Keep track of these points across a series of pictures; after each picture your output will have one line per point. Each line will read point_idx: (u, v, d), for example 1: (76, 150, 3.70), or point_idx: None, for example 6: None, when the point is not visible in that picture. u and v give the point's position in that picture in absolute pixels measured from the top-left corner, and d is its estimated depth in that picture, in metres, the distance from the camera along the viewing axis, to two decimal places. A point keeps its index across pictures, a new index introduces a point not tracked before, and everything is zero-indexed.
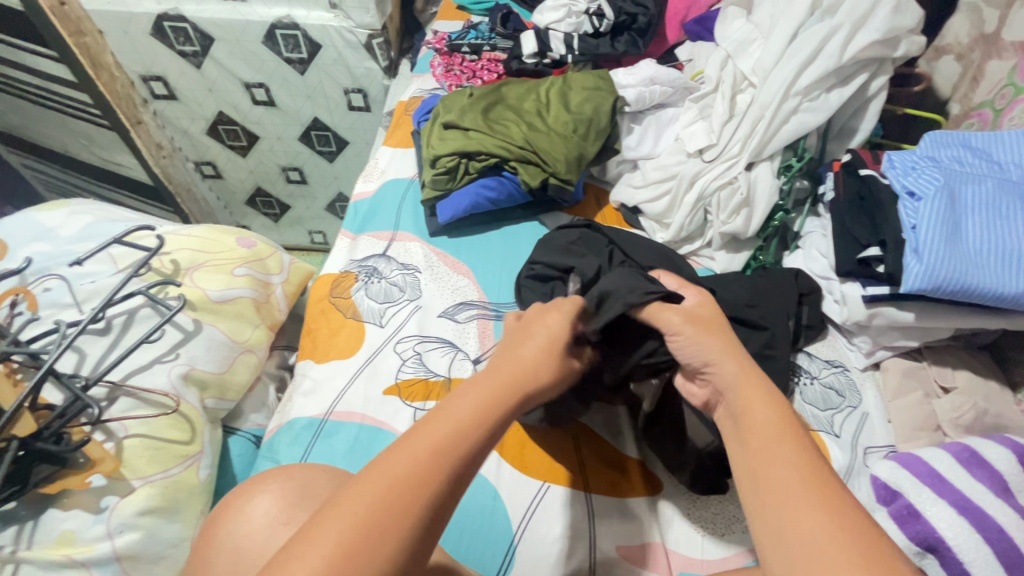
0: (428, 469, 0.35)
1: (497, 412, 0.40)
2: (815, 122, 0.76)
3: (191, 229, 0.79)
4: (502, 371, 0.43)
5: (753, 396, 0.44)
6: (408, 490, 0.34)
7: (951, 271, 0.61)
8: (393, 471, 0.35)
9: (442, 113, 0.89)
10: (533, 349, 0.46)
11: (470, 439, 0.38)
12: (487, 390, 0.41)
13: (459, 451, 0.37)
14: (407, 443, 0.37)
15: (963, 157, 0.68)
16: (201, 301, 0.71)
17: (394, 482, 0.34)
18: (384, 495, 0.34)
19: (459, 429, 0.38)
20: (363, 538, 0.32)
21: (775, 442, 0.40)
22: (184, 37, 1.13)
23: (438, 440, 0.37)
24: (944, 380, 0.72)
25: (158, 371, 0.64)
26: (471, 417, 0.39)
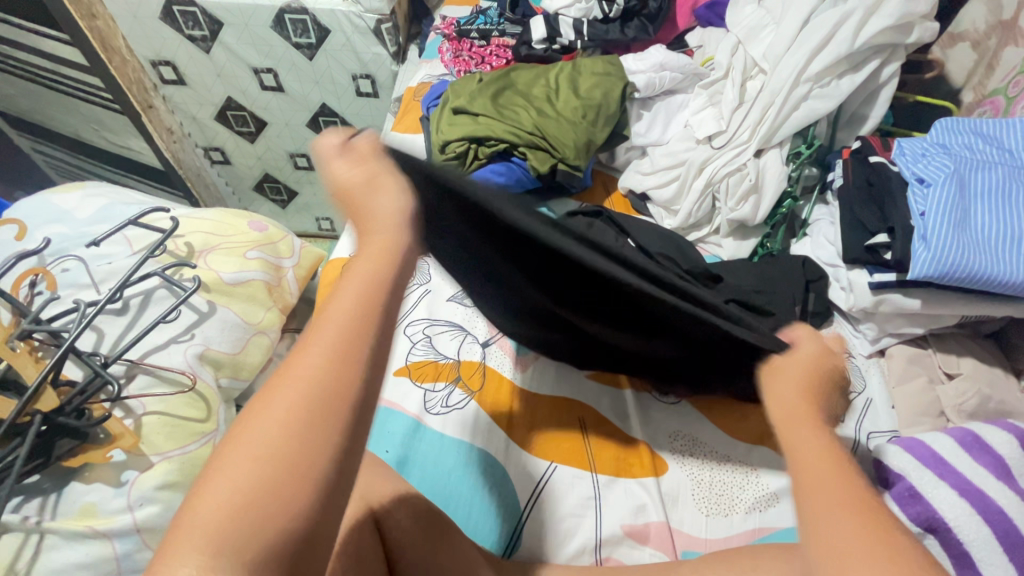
0: (331, 351, 0.35)
1: (382, 291, 0.38)
2: (826, 109, 0.76)
3: (204, 212, 0.80)
4: (369, 252, 0.40)
5: (801, 428, 0.43)
6: (315, 383, 0.34)
7: (959, 257, 0.61)
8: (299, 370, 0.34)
9: (451, 98, 0.88)
10: (393, 201, 0.43)
11: (370, 312, 0.37)
12: (361, 262, 0.39)
13: (349, 351, 0.35)
14: (300, 357, 0.35)
15: (974, 145, 0.68)
16: (216, 283, 0.72)
17: (291, 399, 0.33)
18: (284, 413, 0.33)
19: (352, 306, 0.37)
20: (283, 430, 0.32)
21: (824, 467, 0.40)
22: (193, 21, 1.13)
23: (333, 346, 0.35)
24: (948, 367, 0.73)
25: (174, 350, 0.66)
26: (366, 290, 0.38)
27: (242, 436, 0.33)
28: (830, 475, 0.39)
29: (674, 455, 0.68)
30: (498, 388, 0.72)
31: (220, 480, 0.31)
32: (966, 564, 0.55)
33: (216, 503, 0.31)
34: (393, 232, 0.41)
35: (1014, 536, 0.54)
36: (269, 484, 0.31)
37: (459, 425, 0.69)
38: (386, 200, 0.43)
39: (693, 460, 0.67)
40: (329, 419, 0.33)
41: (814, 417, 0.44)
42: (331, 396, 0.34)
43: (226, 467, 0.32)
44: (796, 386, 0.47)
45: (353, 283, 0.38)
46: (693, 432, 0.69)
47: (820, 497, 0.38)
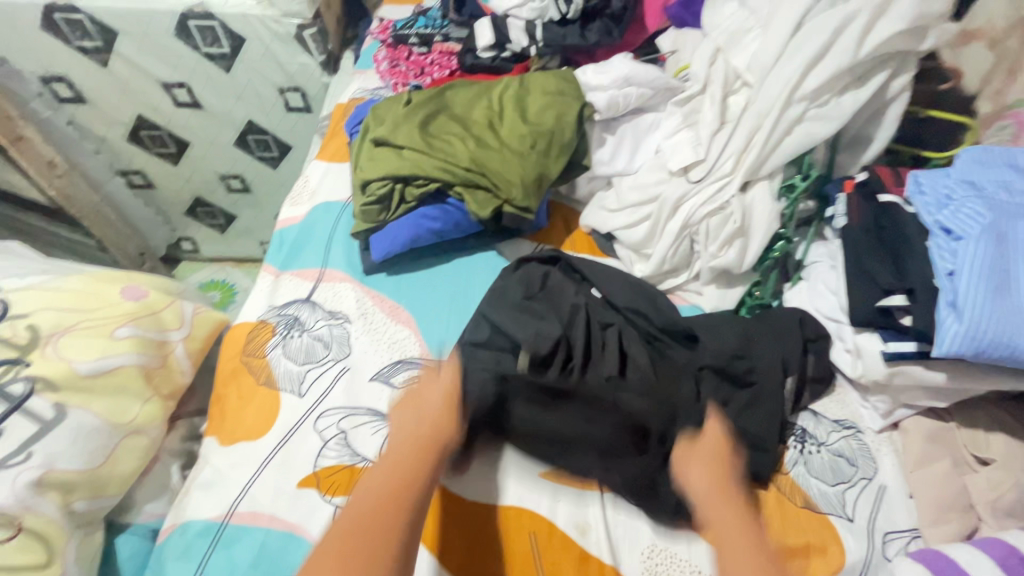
0: (376, 513, 0.47)
1: (423, 467, 0.51)
2: (825, 133, 0.62)
3: (63, 280, 0.64)
4: (410, 443, 0.52)
5: (727, 527, 0.47)
6: (352, 534, 0.46)
7: (1000, 334, 0.49)
8: (356, 513, 0.47)
9: (372, 126, 0.73)
10: (440, 402, 0.55)
11: (403, 498, 0.48)
12: (413, 443, 0.52)
13: (404, 504, 0.48)
14: (374, 481, 0.50)
15: (1013, 184, 0.54)
16: (66, 377, 0.57)
17: (372, 507, 0.48)
18: (367, 526, 0.46)
19: (403, 476, 0.50)
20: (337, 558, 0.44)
21: (727, 518, 0.47)
22: (81, 31, 0.96)
23: (397, 483, 0.49)
24: (978, 450, 0.60)
25: (1, 479, 0.51)
26: (405, 474, 0.50)
27: (316, 565, 0.44)
28: (712, 496, 0.49)
29: None
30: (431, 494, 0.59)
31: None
32: None
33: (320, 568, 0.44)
34: (436, 430, 0.53)
35: None
36: (352, 549, 0.45)
37: None
38: (431, 384, 0.57)
39: None
40: (393, 544, 0.46)
41: (734, 513, 0.48)
42: (375, 525, 0.46)
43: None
44: (706, 470, 0.51)
45: (400, 456, 0.51)
46: (673, 548, 0.55)
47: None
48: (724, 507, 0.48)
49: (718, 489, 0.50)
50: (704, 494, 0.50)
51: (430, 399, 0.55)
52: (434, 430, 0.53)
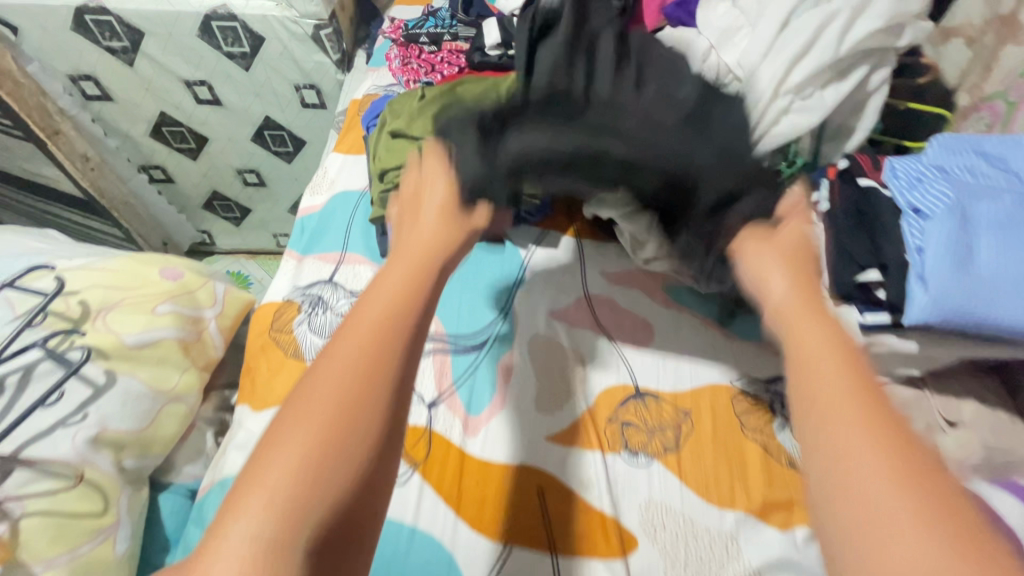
0: (380, 324, 0.37)
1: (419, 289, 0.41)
2: (809, 124, 0.67)
3: (107, 260, 0.70)
4: (412, 258, 0.44)
5: (806, 306, 0.39)
6: (363, 351, 0.36)
7: (961, 304, 0.54)
8: (343, 347, 0.36)
9: (388, 119, 0.78)
10: (436, 217, 0.48)
11: (399, 317, 0.38)
12: (412, 256, 0.44)
13: (406, 304, 0.39)
14: (374, 287, 0.41)
15: (975, 168, 0.59)
16: (115, 347, 0.62)
17: (364, 329, 0.37)
18: (356, 345, 0.36)
19: (409, 267, 0.43)
20: (336, 402, 0.34)
21: (816, 352, 0.36)
22: (110, 32, 1.01)
23: (397, 288, 0.41)
24: (949, 414, 0.65)
25: (62, 436, 0.56)
26: (404, 287, 0.41)
27: (294, 415, 0.33)
28: (831, 380, 0.33)
29: (647, 530, 0.60)
30: (446, 454, 0.64)
31: (250, 502, 0.30)
32: None
33: (276, 476, 0.31)
34: (433, 245, 0.46)
35: None
36: (316, 474, 0.31)
37: (401, 504, 0.60)
38: (434, 221, 0.48)
39: (665, 533, 0.59)
40: (393, 354, 0.36)
41: (813, 314, 0.39)
42: (355, 415, 0.33)
43: (274, 452, 0.32)
44: (785, 271, 0.43)
45: (401, 270, 0.42)
46: (666, 501, 0.61)
47: (821, 361, 0.35)
48: (838, 376, 0.34)
49: (800, 293, 0.41)
50: (784, 303, 0.41)
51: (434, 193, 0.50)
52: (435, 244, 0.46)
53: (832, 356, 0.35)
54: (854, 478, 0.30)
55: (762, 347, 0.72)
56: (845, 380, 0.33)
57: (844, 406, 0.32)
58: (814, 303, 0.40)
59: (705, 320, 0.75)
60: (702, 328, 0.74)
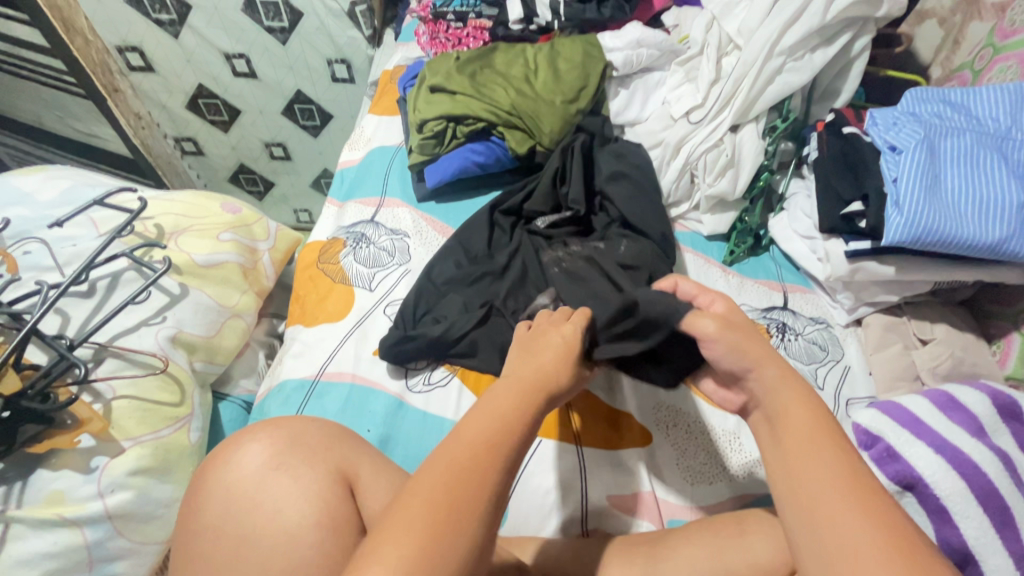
0: (475, 450, 0.38)
1: (528, 407, 0.42)
2: (800, 82, 0.77)
3: (175, 194, 0.78)
4: (525, 376, 0.45)
5: (790, 399, 0.43)
6: (460, 464, 0.37)
7: (932, 223, 0.62)
8: (443, 459, 0.38)
9: (428, 77, 0.87)
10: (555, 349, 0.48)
11: (504, 440, 0.39)
12: (522, 376, 0.45)
13: (516, 419, 0.41)
14: (475, 416, 0.41)
15: (943, 113, 0.69)
16: (187, 264, 0.70)
17: (467, 446, 0.38)
18: (464, 453, 0.38)
19: (522, 392, 0.43)
20: (437, 504, 0.35)
21: (806, 433, 0.41)
22: (160, 4, 1.10)
23: (503, 415, 0.41)
24: (922, 333, 0.74)
25: (145, 333, 0.64)
26: (517, 400, 0.42)
27: (394, 521, 0.35)
28: (822, 484, 0.38)
29: (662, 430, 0.67)
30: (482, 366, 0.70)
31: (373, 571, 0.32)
32: (942, 520, 0.56)
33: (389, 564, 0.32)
34: (553, 368, 0.46)
35: (988, 487, 0.55)
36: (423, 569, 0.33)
37: (443, 403, 0.66)
38: (549, 349, 0.48)
39: (678, 430, 0.67)
40: (498, 466, 0.38)
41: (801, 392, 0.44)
42: (452, 520, 0.35)
43: (382, 544, 0.34)
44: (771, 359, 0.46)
45: (513, 390, 0.43)
46: (678, 404, 0.68)
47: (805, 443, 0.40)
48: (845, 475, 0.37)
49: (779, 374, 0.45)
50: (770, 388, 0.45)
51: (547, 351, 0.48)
52: (545, 376, 0.45)
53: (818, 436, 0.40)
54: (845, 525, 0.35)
55: (759, 283, 0.82)
56: (822, 465, 0.38)
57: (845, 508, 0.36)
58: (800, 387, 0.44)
59: (708, 260, 0.84)
60: (705, 266, 0.83)
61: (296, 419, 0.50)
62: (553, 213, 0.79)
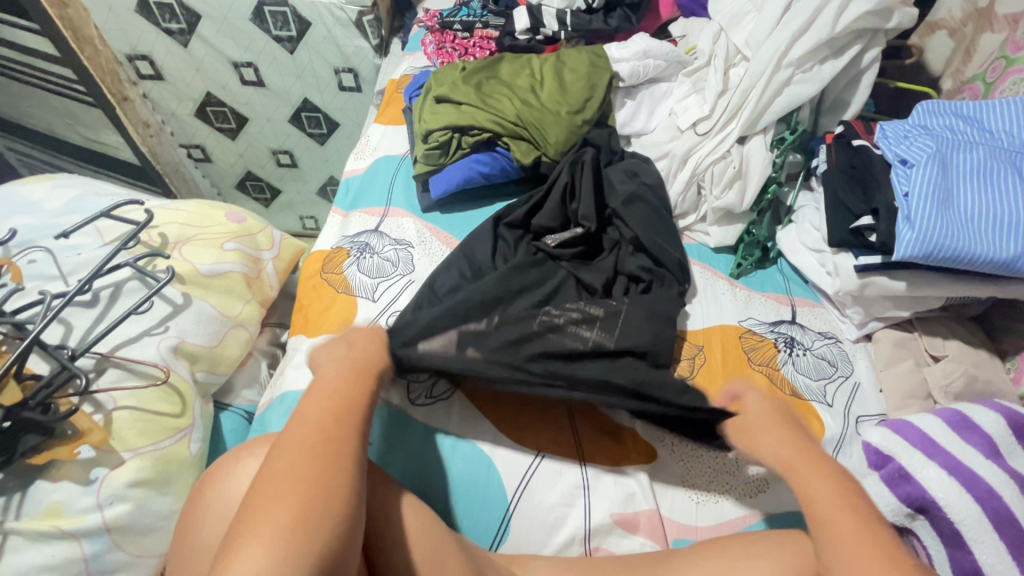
0: (323, 424, 0.45)
1: (360, 391, 0.51)
2: (808, 93, 0.76)
3: (180, 203, 0.78)
4: (346, 370, 0.54)
5: (800, 463, 0.52)
6: (315, 438, 0.44)
7: (944, 238, 0.61)
8: (295, 436, 0.44)
9: (433, 87, 0.87)
10: (346, 349, 0.58)
11: (342, 411, 0.47)
12: (343, 370, 0.54)
13: (352, 400, 0.49)
14: (312, 403, 0.48)
15: (955, 126, 0.68)
16: (190, 273, 0.70)
17: (315, 423, 0.45)
18: (311, 428, 0.45)
19: (346, 381, 0.52)
20: (295, 480, 0.40)
21: (823, 494, 0.49)
22: (170, 14, 1.11)
23: (335, 397, 0.49)
24: (935, 349, 0.72)
25: (147, 343, 0.64)
26: (343, 386, 0.51)
27: (265, 496, 0.39)
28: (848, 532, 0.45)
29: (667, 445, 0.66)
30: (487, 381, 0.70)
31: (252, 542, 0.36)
32: (955, 543, 0.54)
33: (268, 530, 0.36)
34: (366, 361, 0.56)
35: (1004, 511, 0.54)
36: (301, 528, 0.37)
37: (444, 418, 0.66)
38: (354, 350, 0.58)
39: (683, 446, 0.66)
40: (346, 437, 0.45)
41: (809, 458, 0.53)
42: (322, 486, 0.40)
43: (260, 519, 0.37)
44: (779, 432, 0.57)
45: (340, 379, 0.52)
46: None
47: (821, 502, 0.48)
48: (846, 516, 0.46)
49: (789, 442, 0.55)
50: (782, 454, 0.55)
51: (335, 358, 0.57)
52: (361, 369, 0.55)
53: (832, 495, 0.48)
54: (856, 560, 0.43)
55: (766, 296, 0.81)
56: (847, 515, 0.46)
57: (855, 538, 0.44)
58: (805, 452, 0.54)
59: (715, 273, 0.83)
60: (712, 278, 0.82)
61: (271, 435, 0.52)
62: (561, 228, 0.79)
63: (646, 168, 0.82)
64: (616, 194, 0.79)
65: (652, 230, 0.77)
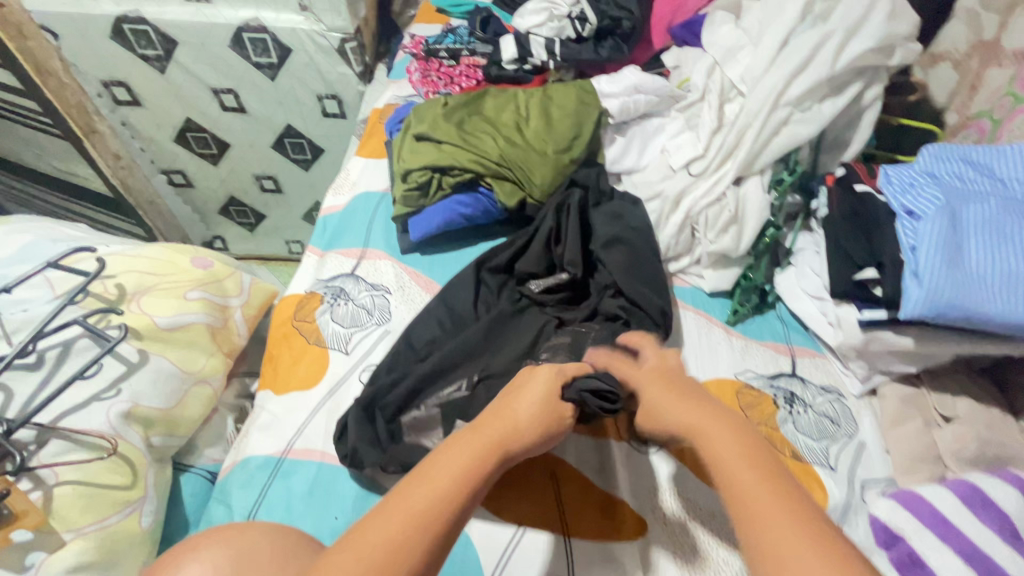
0: (420, 510, 0.37)
1: (481, 471, 0.42)
2: (807, 134, 0.72)
3: (142, 248, 0.74)
4: (489, 432, 0.45)
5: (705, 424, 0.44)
6: (403, 533, 0.36)
7: (955, 296, 0.56)
8: (384, 521, 0.37)
9: (414, 123, 0.83)
10: (529, 400, 0.50)
11: (450, 496, 0.39)
12: (485, 436, 0.45)
13: (466, 482, 0.40)
14: (420, 475, 0.40)
15: (964, 174, 0.64)
16: (147, 328, 0.65)
17: (409, 510, 0.37)
18: (400, 518, 0.37)
19: (480, 449, 0.43)
20: (373, 548, 0.35)
21: (733, 454, 0.40)
22: (146, 40, 1.07)
23: (453, 474, 0.40)
24: (944, 408, 0.68)
25: (95, 409, 0.59)
26: (467, 458, 0.42)
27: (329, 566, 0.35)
28: (765, 496, 0.36)
29: (661, 518, 0.61)
30: None
31: None
32: None
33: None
34: (517, 428, 0.47)
35: None
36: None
37: None
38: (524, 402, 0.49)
39: (676, 519, 0.61)
40: (428, 537, 0.36)
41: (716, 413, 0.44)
42: None
43: None
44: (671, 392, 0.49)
45: (465, 448, 0.43)
46: (677, 488, 0.62)
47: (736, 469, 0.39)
48: (753, 473, 0.38)
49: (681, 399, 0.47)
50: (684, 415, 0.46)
51: (534, 397, 0.50)
52: (511, 437, 0.46)
53: (744, 459, 0.39)
54: (766, 526, 0.34)
55: (764, 345, 0.77)
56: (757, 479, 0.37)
57: (768, 505, 0.36)
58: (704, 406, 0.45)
59: (711, 319, 0.78)
60: (706, 326, 0.78)
61: (232, 533, 0.45)
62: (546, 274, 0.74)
63: (634, 210, 0.77)
64: (598, 236, 0.74)
65: (635, 272, 0.71)
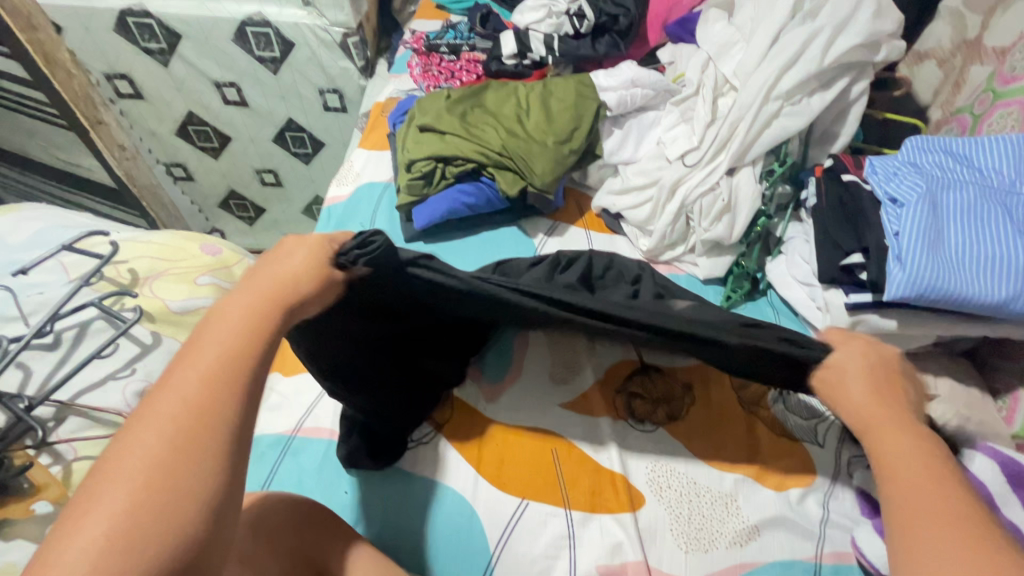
0: (208, 378, 0.34)
1: (264, 329, 0.38)
2: (796, 127, 0.75)
3: (153, 235, 0.76)
4: (257, 295, 0.39)
5: (877, 427, 0.42)
6: (194, 404, 0.33)
7: (935, 278, 0.60)
8: (163, 402, 0.33)
9: (417, 115, 0.86)
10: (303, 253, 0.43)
11: (233, 362, 0.35)
12: (253, 297, 0.39)
13: (249, 345, 0.37)
14: (188, 352, 0.36)
15: (945, 164, 0.68)
16: (161, 311, 0.67)
17: (193, 384, 0.34)
18: (186, 390, 0.33)
19: (253, 311, 0.38)
20: (173, 422, 0.32)
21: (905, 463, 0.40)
22: (149, 33, 1.08)
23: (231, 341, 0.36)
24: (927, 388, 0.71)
25: (111, 388, 0.61)
26: (243, 321, 0.38)
27: (117, 454, 0.31)
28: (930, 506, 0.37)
29: (654, 490, 0.64)
30: (471, 426, 0.68)
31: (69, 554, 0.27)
32: None
33: (103, 516, 0.28)
34: (293, 280, 0.41)
35: None
36: (145, 518, 0.29)
37: (427, 461, 0.66)
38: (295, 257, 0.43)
39: (670, 492, 0.63)
40: (228, 401, 0.34)
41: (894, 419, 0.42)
42: (174, 479, 0.30)
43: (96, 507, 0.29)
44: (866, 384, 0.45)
45: (238, 316, 0.38)
46: (671, 463, 0.65)
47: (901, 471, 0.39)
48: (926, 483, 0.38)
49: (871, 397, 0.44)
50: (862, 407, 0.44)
51: (296, 257, 0.43)
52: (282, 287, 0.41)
53: (915, 469, 0.39)
54: (919, 529, 0.36)
55: None
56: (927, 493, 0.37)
57: (941, 516, 0.36)
58: (886, 408, 0.43)
59: None
60: None
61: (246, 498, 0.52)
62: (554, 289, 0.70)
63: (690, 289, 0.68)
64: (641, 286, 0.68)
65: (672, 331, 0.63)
